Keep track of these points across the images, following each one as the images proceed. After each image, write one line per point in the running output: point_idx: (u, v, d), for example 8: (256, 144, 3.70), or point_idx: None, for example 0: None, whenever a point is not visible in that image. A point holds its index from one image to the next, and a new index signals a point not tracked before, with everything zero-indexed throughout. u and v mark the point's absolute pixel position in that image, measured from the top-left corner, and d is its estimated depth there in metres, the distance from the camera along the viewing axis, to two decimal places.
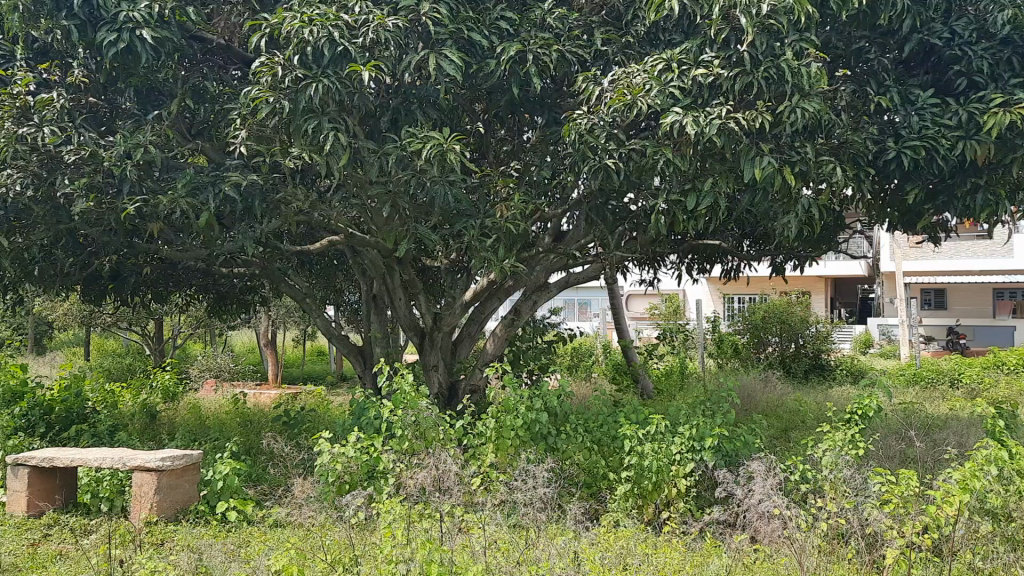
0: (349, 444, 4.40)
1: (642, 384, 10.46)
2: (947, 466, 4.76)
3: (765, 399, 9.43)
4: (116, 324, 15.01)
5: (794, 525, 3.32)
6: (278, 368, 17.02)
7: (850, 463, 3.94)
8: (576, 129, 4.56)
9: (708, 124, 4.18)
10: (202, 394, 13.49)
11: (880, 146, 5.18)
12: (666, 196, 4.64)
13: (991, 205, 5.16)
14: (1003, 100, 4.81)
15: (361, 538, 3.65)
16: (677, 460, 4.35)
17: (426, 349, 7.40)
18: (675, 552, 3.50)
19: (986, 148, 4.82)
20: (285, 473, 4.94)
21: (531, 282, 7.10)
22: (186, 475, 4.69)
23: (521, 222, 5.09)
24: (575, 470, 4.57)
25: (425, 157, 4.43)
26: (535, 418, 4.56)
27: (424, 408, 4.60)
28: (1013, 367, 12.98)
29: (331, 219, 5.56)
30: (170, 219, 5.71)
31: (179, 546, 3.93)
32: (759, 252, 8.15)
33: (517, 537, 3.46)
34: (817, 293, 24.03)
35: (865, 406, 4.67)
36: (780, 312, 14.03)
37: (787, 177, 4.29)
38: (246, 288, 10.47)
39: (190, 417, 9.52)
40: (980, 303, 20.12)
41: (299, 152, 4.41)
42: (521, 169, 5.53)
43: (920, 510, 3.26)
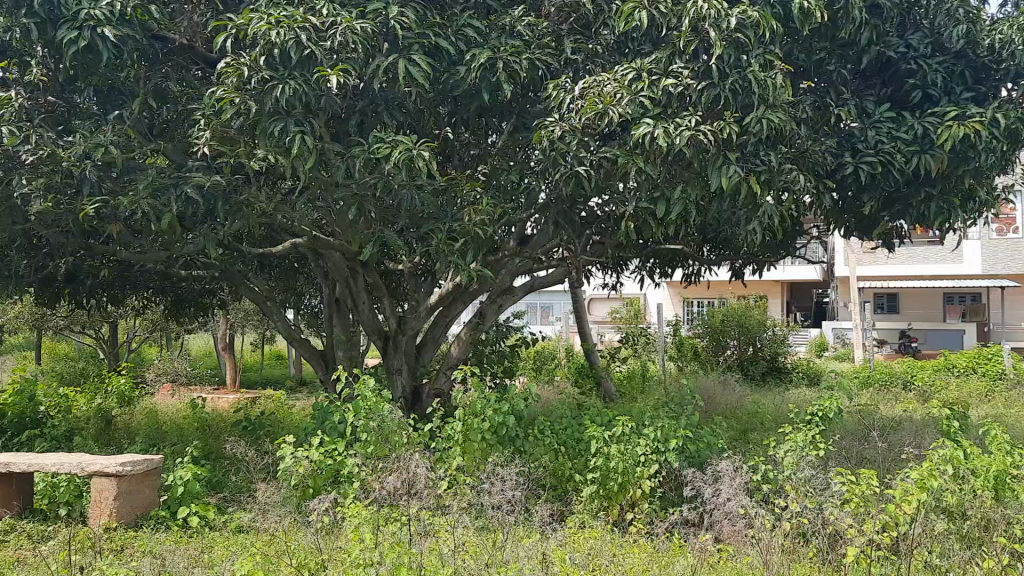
0: (314, 448, 4.36)
1: (604, 387, 10.55)
2: (903, 466, 4.88)
3: (725, 401, 9.58)
4: (70, 327, 14.69)
5: (759, 525, 3.38)
6: (237, 372, 16.79)
7: (812, 463, 4.01)
8: (548, 136, 4.56)
9: (677, 134, 4.23)
10: (159, 399, 13.24)
11: (839, 156, 5.31)
12: (635, 203, 4.68)
13: (945, 213, 5.38)
14: (957, 114, 4.98)
15: (328, 543, 3.62)
16: (642, 462, 4.37)
17: (390, 353, 7.38)
18: (643, 552, 3.53)
19: (940, 160, 4.97)
20: (249, 476, 4.89)
21: (496, 285, 7.11)
22: (147, 480, 4.60)
23: (489, 226, 5.10)
24: (542, 472, 4.59)
25: (393, 161, 4.43)
26: (501, 420, 4.58)
27: (389, 412, 4.58)
28: (963, 369, 13.30)
29: (296, 222, 5.52)
30: (130, 220, 5.61)
31: (141, 552, 3.86)
32: (720, 257, 8.28)
33: (485, 540, 3.48)
34: (774, 297, 24.45)
35: (826, 409, 4.78)
36: (738, 316, 14.25)
37: (753, 185, 4.41)
38: (206, 291, 10.31)
39: (147, 422, 9.35)
40: (931, 307, 20.65)
41: (265, 154, 4.36)
42: (488, 174, 5.55)
43: (880, 509, 3.34)
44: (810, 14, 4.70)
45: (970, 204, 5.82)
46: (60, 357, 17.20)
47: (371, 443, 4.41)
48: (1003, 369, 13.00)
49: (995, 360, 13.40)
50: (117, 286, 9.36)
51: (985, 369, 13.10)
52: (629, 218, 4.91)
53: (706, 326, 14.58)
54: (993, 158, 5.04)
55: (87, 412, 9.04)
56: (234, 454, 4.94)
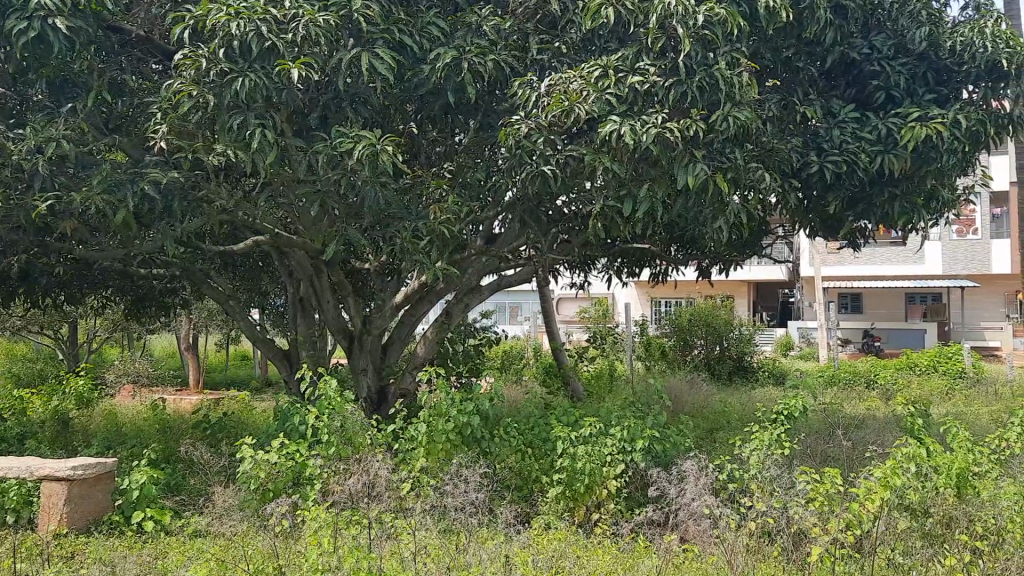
0: (273, 450, 4.26)
1: (573, 386, 10.60)
2: (866, 464, 4.91)
3: (691, 400, 9.61)
4: (27, 328, 14.35)
5: (724, 525, 3.36)
6: (201, 373, 16.52)
7: (777, 463, 4.02)
8: (514, 134, 4.50)
9: (644, 132, 4.20)
10: (120, 400, 13.01)
11: (804, 156, 5.33)
12: (602, 201, 4.64)
13: (908, 212, 5.47)
14: (919, 114, 5.04)
15: (287, 547, 3.54)
16: (608, 462, 4.37)
17: (355, 353, 7.27)
18: (607, 553, 3.49)
19: (904, 161, 5.01)
20: (207, 479, 4.78)
21: (462, 284, 7.04)
22: (100, 484, 4.46)
23: (455, 225, 5.04)
24: (508, 474, 4.54)
25: (356, 157, 4.34)
26: (467, 421, 4.47)
27: (352, 413, 4.49)
28: (925, 368, 13.50)
29: (257, 220, 5.41)
30: (84, 217, 5.44)
31: (92, 559, 3.74)
32: (687, 256, 8.30)
33: (448, 542, 3.42)
34: (741, 298, 24.66)
35: (791, 407, 4.79)
36: (705, 315, 14.43)
37: (720, 183, 4.40)
38: (166, 290, 10.10)
39: (105, 424, 9.14)
40: (893, 307, 20.97)
41: (224, 149, 4.25)
42: (454, 172, 5.50)
43: (845, 507, 3.33)
44: (776, 14, 4.71)
45: (932, 204, 5.89)
46: (16, 358, 16.78)
47: (333, 445, 4.29)
48: (962, 368, 13.25)
49: (954, 358, 13.64)
50: (74, 285, 9.13)
51: (945, 367, 13.34)
52: (596, 217, 4.87)
53: (673, 326, 14.66)
54: (954, 158, 5.11)
55: (43, 414, 8.81)
56: (191, 457, 4.82)
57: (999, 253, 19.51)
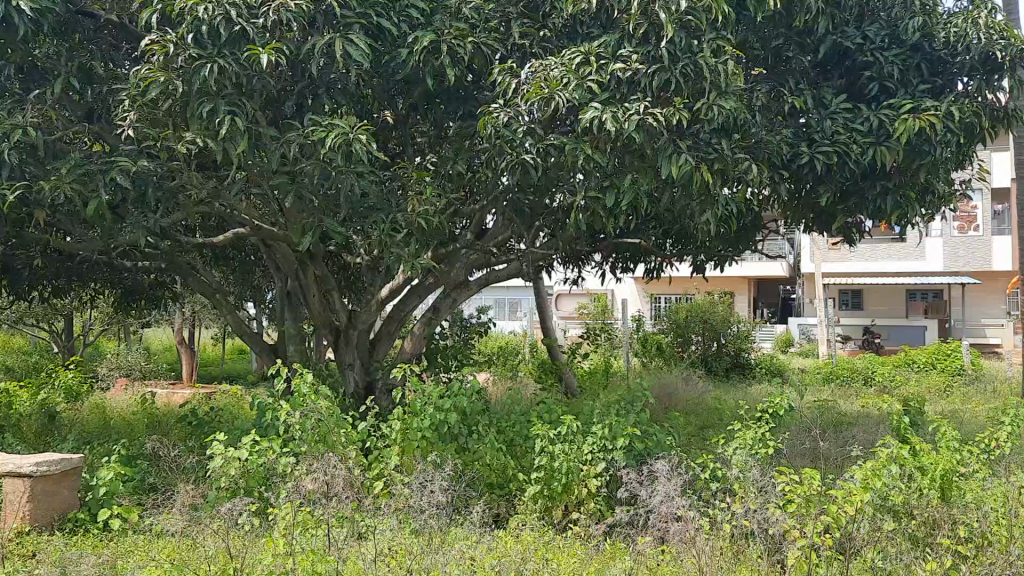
0: (243, 446, 4.15)
1: (567, 382, 10.46)
2: (854, 463, 4.80)
3: (685, 397, 9.50)
4: (20, 320, 14.27)
5: (696, 527, 3.25)
6: (195, 366, 16.43)
7: (759, 463, 3.91)
8: (493, 123, 4.39)
9: (625, 120, 4.09)
10: (111, 393, 12.94)
11: (794, 148, 5.23)
12: (584, 193, 4.53)
13: (900, 206, 5.36)
14: (912, 105, 4.92)
15: (248, 549, 3.44)
16: (588, 461, 4.26)
17: (341, 348, 7.14)
18: (577, 555, 3.39)
19: (895, 154, 4.90)
20: (180, 475, 4.67)
21: (450, 279, 6.90)
22: (66, 481, 4.38)
23: (435, 217, 4.94)
24: (486, 471, 4.45)
25: (330, 147, 4.24)
26: (444, 418, 4.36)
27: (326, 409, 4.36)
28: (923, 365, 13.37)
29: (236, 210, 5.31)
30: (57, 208, 5.35)
31: (50, 558, 3.65)
32: (680, 251, 8.17)
33: (414, 542, 3.32)
34: (740, 294, 24.56)
35: (776, 405, 4.64)
36: (702, 312, 14.27)
37: (705, 174, 4.28)
38: (154, 283, 10.01)
39: (93, 418, 9.05)
40: (893, 304, 20.83)
41: (193, 136, 4.15)
42: (437, 163, 5.39)
43: (823, 511, 3.22)
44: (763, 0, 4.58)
45: (926, 198, 5.77)
46: (10, 351, 16.72)
47: (305, 441, 4.19)
48: (961, 365, 13.10)
49: (953, 355, 13.49)
50: (60, 278, 9.05)
51: (944, 364, 13.19)
52: (579, 209, 4.75)
53: (670, 321, 14.55)
54: (947, 150, 5.00)
55: (29, 408, 8.71)
56: (162, 453, 4.72)
57: (1001, 251, 19.33)
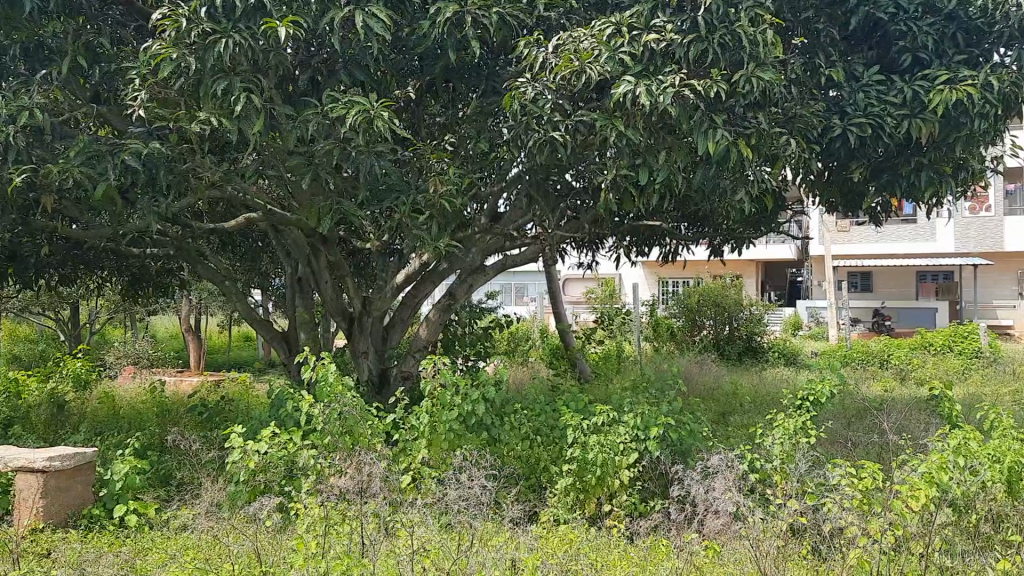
0: (266, 439, 3.98)
1: (580, 367, 10.24)
2: (893, 453, 4.63)
3: (702, 382, 9.33)
4: (26, 309, 14.10)
5: (750, 523, 3.08)
6: (202, 354, 16.26)
7: (806, 456, 3.74)
8: (519, 98, 4.17)
9: (661, 93, 3.86)
10: (120, 383, 12.80)
11: (826, 123, 5.08)
12: (614, 171, 4.32)
13: (935, 182, 5.16)
14: (949, 77, 4.72)
15: (275, 549, 3.28)
16: (622, 451, 4.08)
17: (355, 336, 6.93)
18: (620, 554, 3.22)
19: (931, 127, 4.72)
20: (198, 469, 4.50)
21: (466, 264, 6.70)
22: (80, 475, 4.22)
23: (457, 198, 4.74)
24: (517, 465, 4.29)
25: (349, 124, 4.03)
26: (472, 410, 4.13)
27: (349, 400, 4.17)
28: (939, 347, 13.17)
29: (249, 193, 5.11)
30: (65, 193, 5.16)
31: (66, 558, 3.48)
32: (700, 233, 7.98)
33: (450, 540, 3.15)
34: (748, 276, 24.36)
35: (817, 393, 4.44)
36: (715, 295, 14.08)
37: (742, 149, 4.08)
38: (162, 270, 9.82)
39: (102, 408, 8.89)
40: (905, 286, 20.60)
41: (206, 116, 3.94)
42: (457, 142, 5.21)
43: (885, 506, 3.03)
44: None
45: (960, 175, 5.58)
46: (17, 341, 16.60)
47: (329, 434, 4.01)
48: (979, 347, 12.89)
49: (970, 337, 13.27)
50: (68, 265, 8.89)
51: (961, 346, 12.98)
52: (607, 188, 4.54)
53: (681, 305, 14.38)
54: (985, 124, 4.80)
55: (38, 398, 8.55)
56: (180, 447, 4.55)
57: (1012, 232, 19.12)
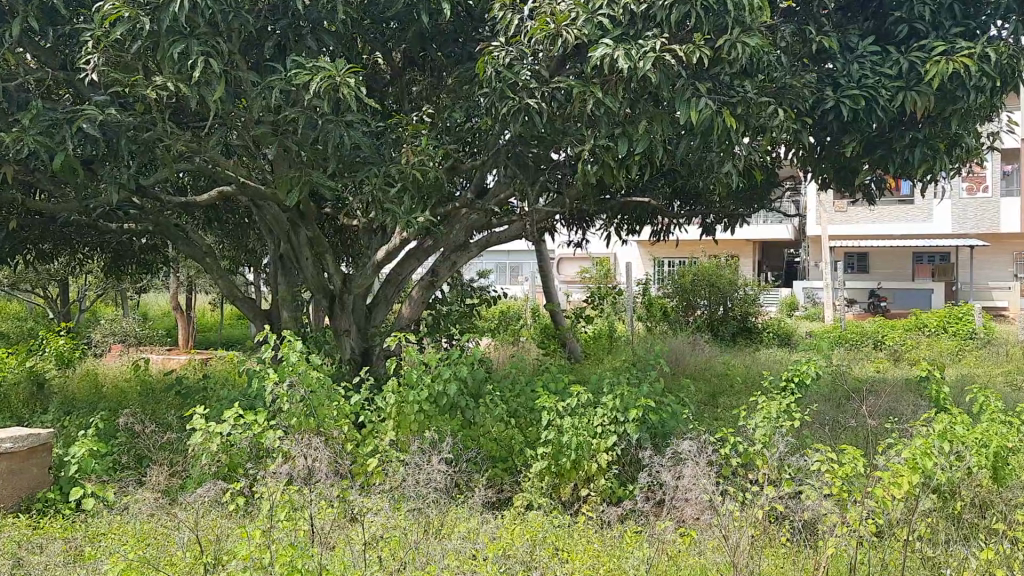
0: (229, 420, 3.83)
1: (570, 347, 10.11)
2: (880, 438, 4.48)
3: (692, 363, 9.19)
4: (13, 285, 13.93)
5: (724, 510, 2.93)
6: (191, 332, 16.08)
7: (788, 441, 3.60)
8: (493, 64, 4.01)
9: (641, 58, 3.73)
10: (106, 360, 12.68)
11: (818, 95, 4.90)
12: (593, 142, 4.15)
13: (928, 158, 4.99)
14: (945, 48, 4.54)
15: (228, 537, 3.13)
16: (599, 435, 3.95)
17: (337, 314, 6.72)
18: (589, 543, 3.07)
19: (926, 100, 4.55)
20: (163, 449, 4.36)
21: (449, 241, 6.51)
22: (36, 457, 4.10)
23: (432, 170, 4.56)
24: (492, 448, 4.14)
25: (314, 91, 3.84)
26: (443, 390, 3.97)
27: (316, 380, 4.01)
28: (934, 328, 13.00)
29: (219, 165, 4.93)
30: (26, 163, 4.97)
31: (11, 544, 3.33)
32: (691, 211, 7.79)
33: (410, 526, 3.03)
34: (745, 257, 24.18)
35: (801, 373, 4.31)
36: (709, 275, 13.91)
37: (726, 120, 3.92)
38: (145, 247, 9.63)
39: (83, 386, 8.74)
40: (901, 266, 20.43)
41: (164, 81, 3.76)
42: (435, 113, 5.02)
43: (867, 494, 2.87)
44: None
45: (955, 151, 5.40)
46: (6, 317, 16.45)
47: (293, 415, 3.84)
48: (973, 328, 12.74)
49: (966, 318, 13.11)
50: (46, 240, 8.71)
51: (956, 328, 12.82)
52: (587, 160, 4.37)
53: (675, 285, 14.21)
54: (981, 97, 4.62)
55: (17, 375, 8.39)
56: (143, 428, 4.40)
57: (1009, 214, 18.95)
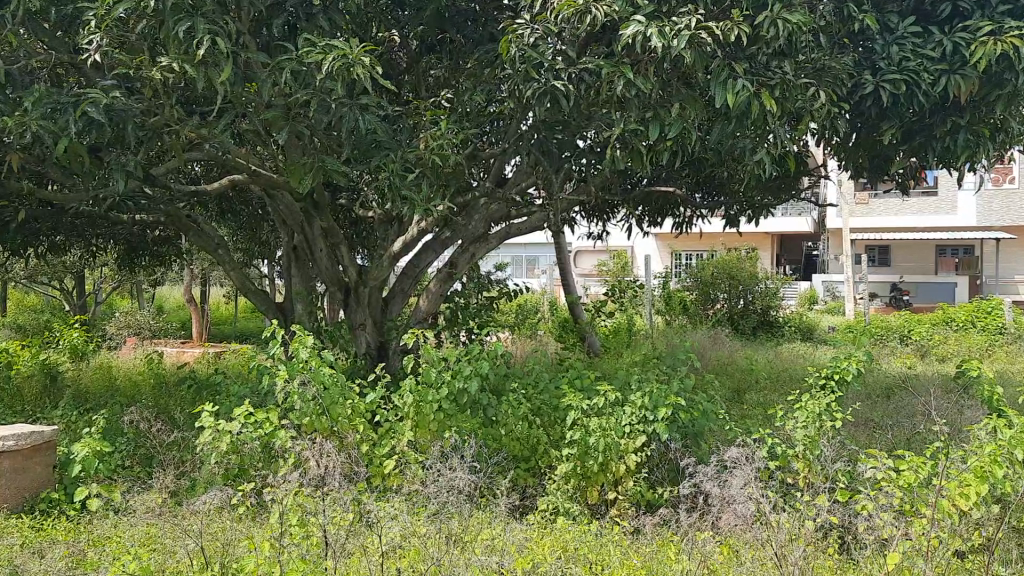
0: (240, 419, 3.63)
1: (589, 341, 9.86)
2: (920, 441, 4.22)
3: (714, 358, 8.92)
4: (29, 277, 13.83)
5: (773, 521, 2.69)
6: (206, 325, 15.95)
7: (832, 446, 3.37)
8: (517, 42, 3.80)
9: (674, 36, 3.48)
10: (121, 354, 12.56)
11: (855, 79, 4.64)
12: (621, 126, 3.91)
13: (971, 145, 4.73)
14: (992, 28, 4.27)
15: (235, 546, 2.93)
16: (627, 434, 3.72)
17: (352, 307, 6.50)
18: (624, 556, 2.84)
19: (972, 84, 4.28)
20: (172, 447, 4.17)
21: (468, 231, 6.27)
22: (40, 456, 3.96)
23: (451, 156, 4.35)
24: (515, 447, 3.92)
25: (326, 72, 3.63)
26: (463, 387, 3.78)
27: (330, 377, 3.79)
28: (962, 323, 12.65)
29: (229, 151, 4.74)
30: (31, 152, 4.80)
31: (8, 550, 3.14)
32: (716, 201, 7.52)
33: (433, 535, 2.86)
34: (764, 250, 23.78)
35: (842, 370, 4.02)
36: (728, 267, 13.62)
37: (765, 102, 3.69)
38: (159, 239, 9.45)
39: (96, 380, 8.57)
40: (923, 259, 20.02)
41: (168, 61, 3.56)
42: (453, 98, 4.81)
43: (932, 507, 2.63)
44: None
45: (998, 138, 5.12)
46: (25, 310, 16.41)
47: (304, 416, 3.63)
48: (1002, 323, 12.39)
49: (993, 313, 12.74)
50: (58, 232, 8.56)
51: (983, 323, 12.46)
52: (615, 144, 4.15)
53: (695, 278, 13.94)
54: None
55: (30, 368, 8.23)
56: (150, 426, 4.21)
57: None
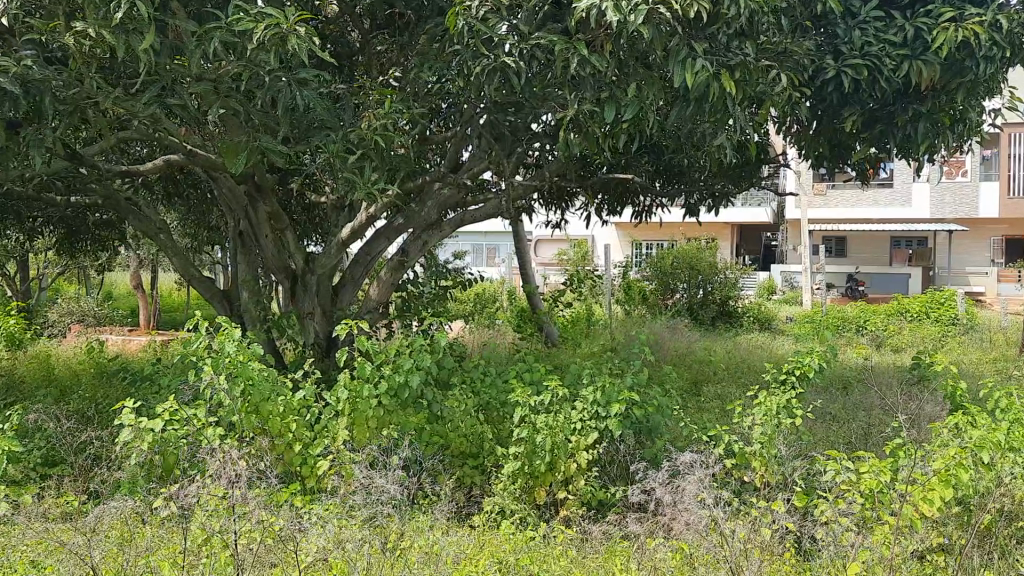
0: (162, 417, 3.36)
1: (547, 331, 9.68)
2: (877, 440, 4.07)
3: (672, 349, 8.78)
4: None
5: (725, 530, 2.51)
6: (155, 312, 15.47)
7: (787, 444, 3.23)
8: (466, 15, 3.60)
9: (631, 11, 3.27)
10: (63, 342, 12.07)
11: (816, 65, 4.48)
12: (576, 107, 3.72)
13: (932, 134, 4.59)
14: (954, 14, 4.14)
15: (146, 559, 2.69)
16: (578, 431, 3.52)
17: (300, 296, 6.20)
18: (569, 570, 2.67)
19: (933, 71, 4.14)
20: (92, 446, 3.88)
21: (420, 219, 5.94)
22: None
23: (395, 137, 4.10)
24: (460, 445, 3.75)
25: (257, 42, 3.35)
26: (405, 381, 3.56)
27: (261, 374, 3.54)
28: (916, 314, 12.65)
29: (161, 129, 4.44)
30: None
31: None
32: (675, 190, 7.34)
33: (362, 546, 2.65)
34: (724, 240, 23.89)
35: (804, 365, 3.86)
36: (688, 257, 13.60)
37: (725, 84, 3.51)
38: (100, 222, 9.04)
39: (33, 369, 8.18)
40: (878, 250, 20.18)
41: (83, 27, 3.27)
42: (400, 75, 4.56)
43: (891, 517, 2.54)
44: None
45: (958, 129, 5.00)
46: None
47: (233, 413, 3.38)
48: (955, 314, 12.43)
49: (947, 304, 12.73)
50: None
51: (937, 314, 12.48)
52: (569, 127, 3.94)
53: (655, 268, 13.84)
54: (991, 69, 4.22)
55: None
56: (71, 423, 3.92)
57: (988, 198, 18.89)
